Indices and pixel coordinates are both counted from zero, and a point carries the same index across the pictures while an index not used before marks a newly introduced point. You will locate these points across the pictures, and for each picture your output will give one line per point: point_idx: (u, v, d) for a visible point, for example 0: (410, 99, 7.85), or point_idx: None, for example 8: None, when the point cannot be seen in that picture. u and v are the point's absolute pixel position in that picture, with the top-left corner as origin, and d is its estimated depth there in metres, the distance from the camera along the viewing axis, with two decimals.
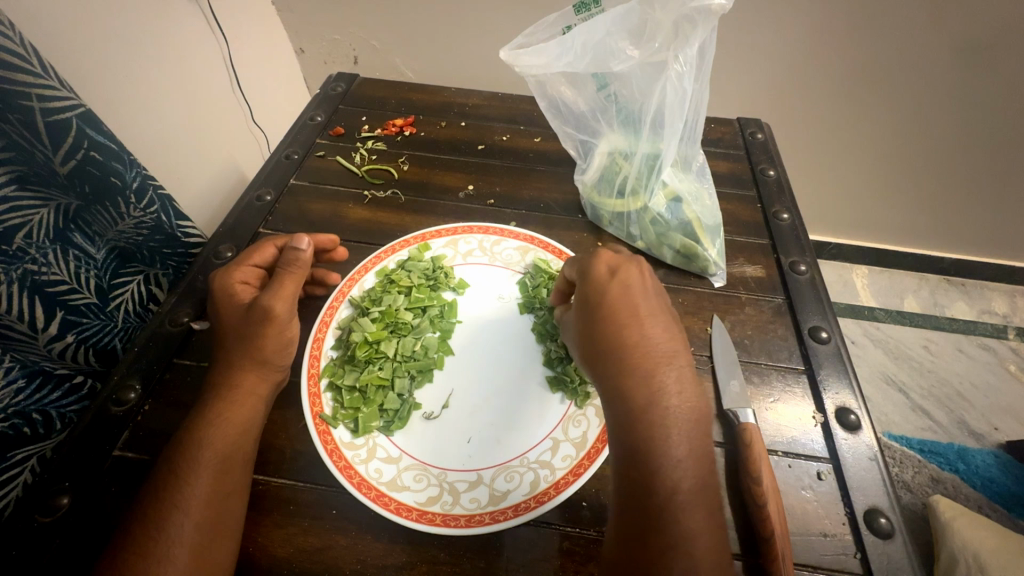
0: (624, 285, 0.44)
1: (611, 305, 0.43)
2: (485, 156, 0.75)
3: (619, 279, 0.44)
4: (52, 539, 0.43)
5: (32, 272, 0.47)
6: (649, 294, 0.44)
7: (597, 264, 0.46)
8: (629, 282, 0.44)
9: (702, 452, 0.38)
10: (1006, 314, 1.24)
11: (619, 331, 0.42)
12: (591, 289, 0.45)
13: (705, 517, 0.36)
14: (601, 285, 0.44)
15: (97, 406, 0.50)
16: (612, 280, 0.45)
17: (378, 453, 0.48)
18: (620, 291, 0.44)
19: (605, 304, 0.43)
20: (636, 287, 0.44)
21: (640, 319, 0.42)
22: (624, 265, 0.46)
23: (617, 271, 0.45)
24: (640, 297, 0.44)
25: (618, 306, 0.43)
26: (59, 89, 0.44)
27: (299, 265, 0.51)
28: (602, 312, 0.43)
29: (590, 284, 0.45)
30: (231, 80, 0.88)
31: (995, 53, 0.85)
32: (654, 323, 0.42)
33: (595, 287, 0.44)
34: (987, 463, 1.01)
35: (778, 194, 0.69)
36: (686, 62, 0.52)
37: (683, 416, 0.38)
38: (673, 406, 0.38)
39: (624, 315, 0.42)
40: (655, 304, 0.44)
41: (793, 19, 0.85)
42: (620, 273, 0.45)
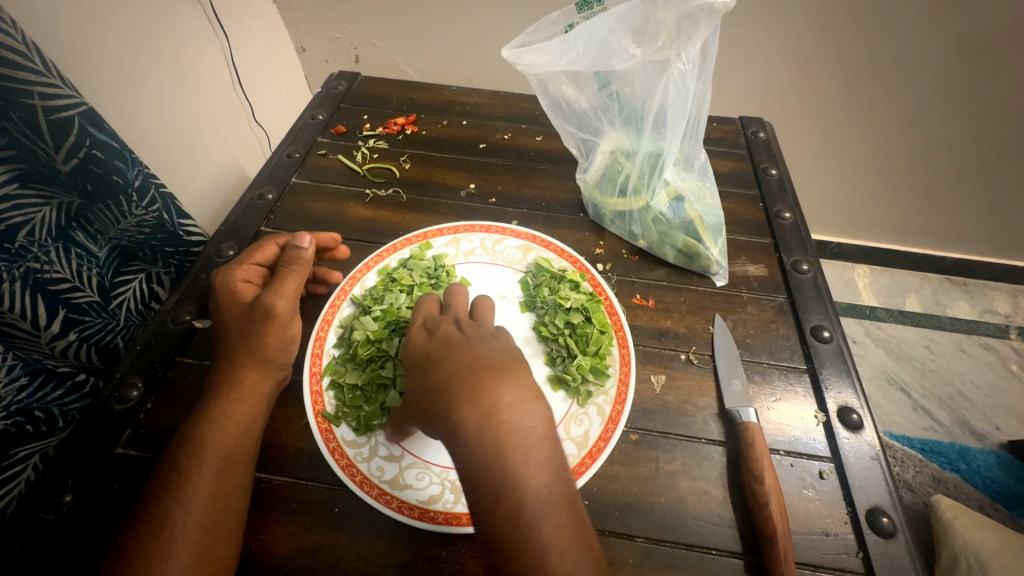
0: (444, 336, 0.42)
1: (435, 346, 0.41)
2: (486, 154, 0.75)
3: (438, 333, 0.43)
4: (55, 536, 0.43)
5: (35, 270, 0.47)
6: (472, 328, 0.43)
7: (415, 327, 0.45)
8: (448, 332, 0.43)
9: (548, 459, 0.35)
10: (1008, 314, 1.24)
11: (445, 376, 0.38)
12: (417, 351, 0.43)
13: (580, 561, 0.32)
14: (420, 341, 0.43)
15: (100, 404, 0.50)
16: (432, 335, 0.43)
17: (380, 452, 0.47)
18: (442, 340, 0.42)
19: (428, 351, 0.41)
20: (456, 330, 0.43)
21: (466, 356, 0.39)
22: (442, 321, 0.45)
23: (434, 327, 0.44)
24: (461, 340, 0.41)
25: (445, 352, 0.40)
26: (61, 87, 0.44)
27: (301, 263, 0.51)
28: (428, 363, 0.41)
29: (413, 346, 0.43)
30: (232, 78, 0.88)
31: (997, 53, 0.84)
32: (476, 347, 0.40)
33: (419, 347, 0.43)
34: (989, 463, 1.00)
35: (780, 193, 0.69)
36: (689, 61, 0.52)
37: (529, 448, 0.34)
38: (508, 420, 0.35)
39: (446, 350, 0.40)
40: (482, 336, 0.42)
41: (795, 18, 0.85)
42: (438, 327, 0.44)
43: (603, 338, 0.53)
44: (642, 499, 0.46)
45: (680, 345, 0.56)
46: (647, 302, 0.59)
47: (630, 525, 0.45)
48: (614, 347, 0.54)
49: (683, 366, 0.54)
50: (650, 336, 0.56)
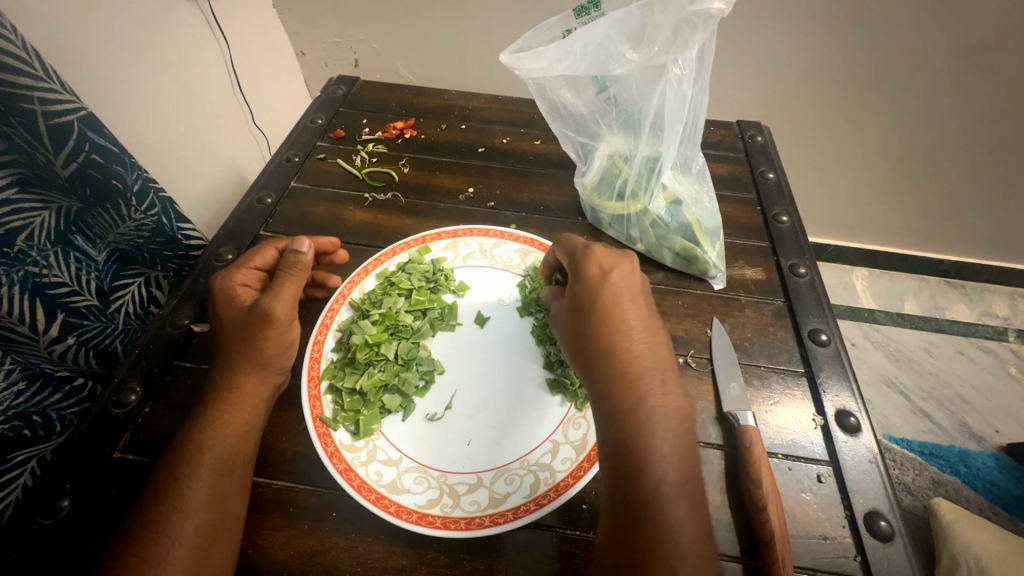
0: (615, 287, 0.47)
1: (607, 309, 0.46)
2: (485, 158, 0.75)
3: (612, 280, 0.47)
4: (51, 541, 0.43)
5: (34, 274, 0.47)
6: (637, 291, 0.48)
7: (588, 266, 0.48)
8: (620, 284, 0.47)
9: (685, 451, 0.41)
10: (1006, 317, 1.24)
11: (610, 335, 0.45)
12: (585, 291, 0.47)
13: (693, 507, 0.39)
14: (594, 294, 0.46)
15: (97, 408, 0.50)
16: (604, 280, 0.47)
17: (378, 456, 0.48)
18: (612, 291, 0.46)
19: (598, 312, 0.46)
20: (626, 287, 0.47)
21: (630, 318, 0.46)
22: (619, 269, 0.48)
23: (608, 271, 0.48)
24: (632, 300, 0.47)
25: (611, 307, 0.46)
26: (61, 92, 0.45)
27: (300, 267, 0.51)
28: (598, 323, 0.45)
29: (584, 284, 0.47)
30: (232, 82, 0.88)
31: (994, 56, 0.85)
32: (641, 330, 0.45)
33: (588, 287, 0.47)
34: (988, 466, 1.01)
35: (778, 196, 0.69)
36: (685, 65, 0.52)
37: (669, 413, 0.42)
38: (656, 406, 0.42)
39: (616, 322, 0.45)
40: (644, 311, 0.47)
41: (793, 23, 0.86)
42: (613, 273, 0.48)
43: None
44: None
45: (678, 349, 0.56)
46: None
47: None
48: None
49: (681, 369, 0.54)
50: None
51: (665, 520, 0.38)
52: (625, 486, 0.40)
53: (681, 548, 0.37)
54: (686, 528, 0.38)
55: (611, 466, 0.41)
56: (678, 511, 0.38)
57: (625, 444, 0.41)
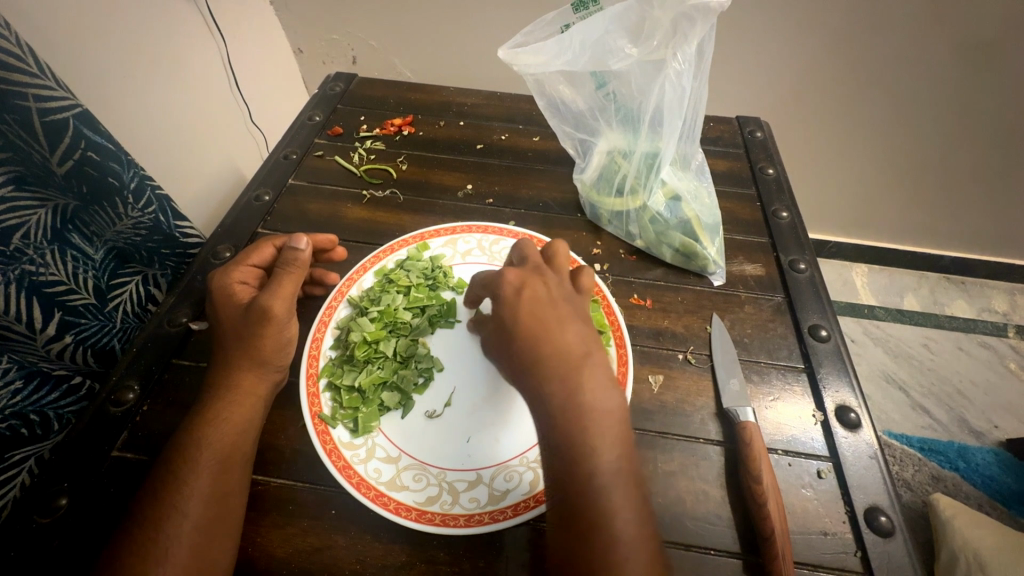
0: (535, 300, 0.45)
1: (528, 318, 0.44)
2: (483, 155, 0.75)
3: (530, 293, 0.45)
4: (51, 540, 0.43)
5: (31, 272, 0.47)
6: (559, 296, 0.46)
7: (507, 281, 0.46)
8: (539, 295, 0.45)
9: (624, 445, 0.40)
10: (1006, 313, 1.24)
11: (535, 347, 0.43)
12: (506, 307, 0.45)
13: (636, 507, 0.38)
14: (514, 305, 0.45)
15: (96, 406, 0.50)
16: (523, 295, 0.45)
17: (377, 453, 0.47)
18: (532, 303, 0.45)
19: (522, 321, 0.44)
20: (545, 296, 0.45)
21: (557, 326, 0.44)
22: (530, 277, 0.47)
23: (525, 284, 0.46)
24: (552, 308, 0.45)
25: (534, 317, 0.44)
26: (57, 89, 0.44)
27: (298, 265, 0.51)
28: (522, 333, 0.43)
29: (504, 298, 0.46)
30: (229, 80, 0.88)
31: (992, 52, 0.85)
32: (567, 332, 0.44)
33: (509, 301, 0.45)
34: (987, 461, 1.01)
35: (778, 192, 0.69)
36: (685, 61, 0.52)
37: (603, 416, 0.40)
38: (593, 406, 0.40)
39: (541, 329, 0.43)
40: (567, 311, 0.45)
41: (792, 18, 0.85)
42: (530, 285, 0.46)
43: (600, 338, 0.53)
44: None
45: (677, 345, 0.56)
46: (644, 301, 0.59)
47: None
48: (611, 347, 0.53)
49: (681, 365, 0.54)
50: (649, 336, 0.56)
51: (610, 520, 0.37)
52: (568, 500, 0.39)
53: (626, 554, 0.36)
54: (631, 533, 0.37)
55: (554, 475, 0.40)
56: (621, 511, 0.37)
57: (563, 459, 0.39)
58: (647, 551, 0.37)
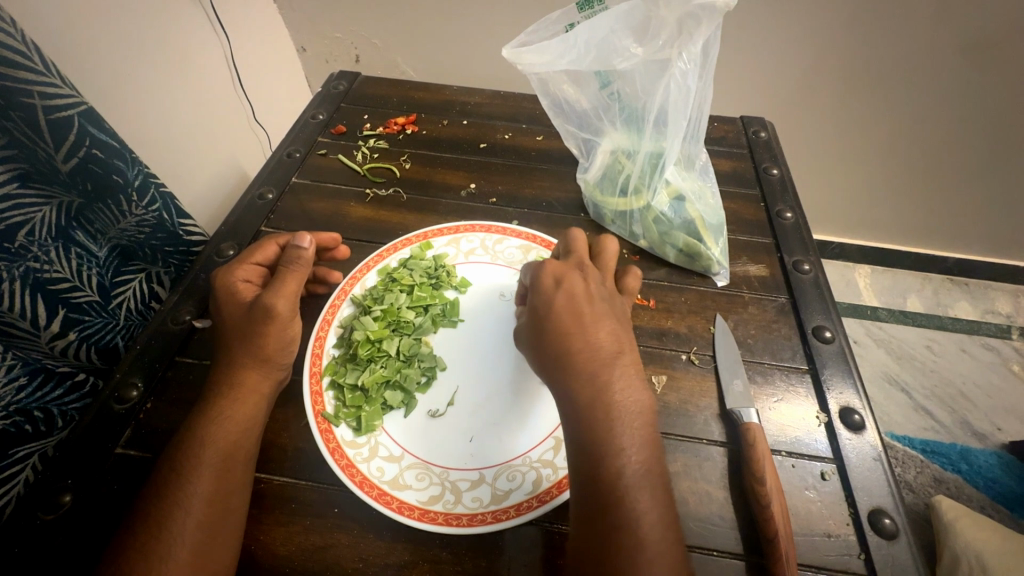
0: (571, 294, 0.45)
1: (561, 312, 0.44)
2: (486, 154, 0.75)
3: (565, 287, 0.46)
4: (54, 537, 0.43)
5: (35, 270, 0.47)
6: (592, 293, 0.46)
7: (543, 274, 0.47)
8: (575, 290, 0.46)
9: (648, 443, 0.40)
10: (1009, 315, 1.23)
11: (569, 341, 0.43)
12: (540, 299, 0.46)
13: (658, 500, 0.38)
14: (548, 298, 0.45)
15: (99, 403, 0.50)
16: (557, 288, 0.46)
17: (380, 452, 0.47)
18: (566, 297, 0.45)
19: (555, 315, 0.44)
20: (580, 292, 0.46)
21: (589, 321, 0.44)
22: (568, 273, 0.47)
23: (562, 280, 0.46)
24: (587, 305, 0.45)
25: (568, 311, 0.44)
26: (62, 87, 0.44)
27: (301, 263, 0.51)
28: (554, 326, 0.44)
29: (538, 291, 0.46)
30: (233, 78, 0.88)
31: (998, 52, 0.84)
32: (599, 329, 0.44)
33: (544, 295, 0.46)
34: (990, 464, 1.00)
35: (782, 193, 0.69)
36: (690, 60, 0.52)
37: (630, 411, 0.41)
38: (620, 403, 0.41)
39: (573, 324, 0.44)
40: (602, 310, 0.46)
41: (797, 18, 0.85)
42: (566, 281, 0.46)
43: None
44: None
45: (680, 346, 0.55)
46: (647, 302, 0.59)
47: None
48: None
49: (683, 366, 0.54)
50: (651, 336, 0.56)
51: (629, 514, 0.37)
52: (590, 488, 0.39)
53: (647, 544, 0.36)
54: (653, 523, 0.37)
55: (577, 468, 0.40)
56: (641, 505, 0.37)
57: (589, 447, 0.40)
58: (664, 548, 0.36)
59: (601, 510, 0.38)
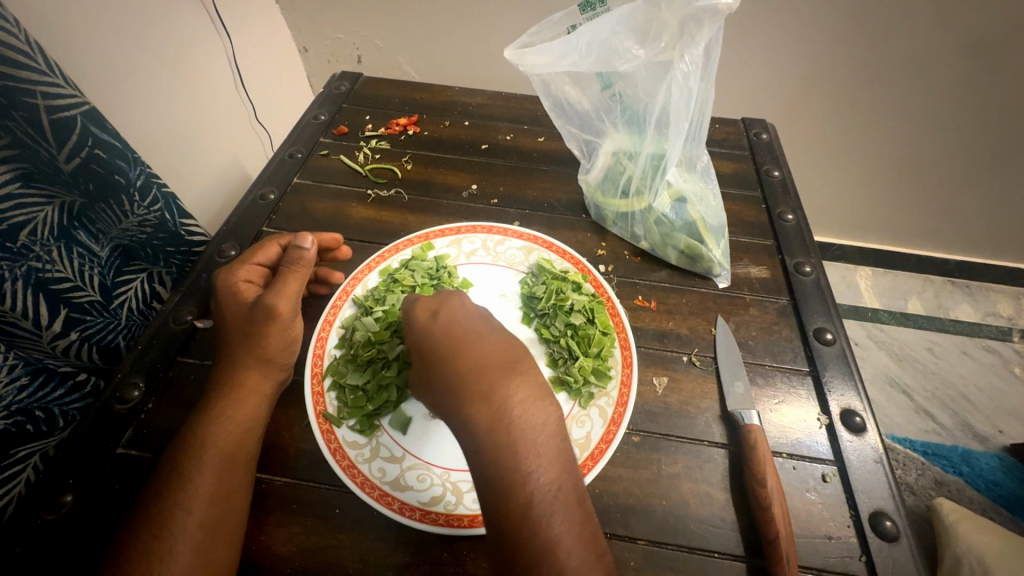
0: (448, 321, 0.43)
1: (439, 338, 0.42)
2: (488, 155, 0.75)
3: (441, 316, 0.44)
4: (55, 536, 0.43)
5: (37, 269, 0.47)
6: (473, 315, 0.45)
7: (417, 310, 0.45)
8: (452, 316, 0.44)
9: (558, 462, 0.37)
10: (1010, 317, 1.23)
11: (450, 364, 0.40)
12: (419, 332, 0.43)
13: (579, 523, 0.35)
14: (427, 328, 0.43)
15: (101, 403, 0.50)
16: (435, 320, 0.44)
17: (381, 453, 0.47)
18: (445, 324, 0.43)
19: (436, 343, 0.42)
20: (458, 317, 0.44)
21: (475, 346, 0.41)
22: (444, 301, 0.46)
23: (438, 309, 0.45)
24: (465, 326, 0.43)
25: (445, 336, 0.42)
26: (64, 87, 0.44)
27: (303, 264, 0.51)
28: (435, 354, 0.41)
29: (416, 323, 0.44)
30: (235, 78, 0.88)
31: (1000, 54, 0.84)
32: (481, 346, 0.41)
33: (421, 328, 0.43)
34: (991, 466, 1.00)
35: (783, 195, 0.69)
36: (692, 61, 0.52)
37: (529, 429, 0.37)
38: (517, 422, 0.37)
39: (453, 348, 0.41)
40: (482, 326, 0.44)
41: (799, 20, 0.85)
42: (442, 310, 0.45)
43: (605, 340, 0.53)
44: (644, 502, 0.46)
45: (681, 347, 0.55)
46: (649, 303, 0.59)
47: (631, 528, 0.45)
48: (615, 348, 0.54)
49: (685, 368, 0.54)
50: (653, 338, 0.56)
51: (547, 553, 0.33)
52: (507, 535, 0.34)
53: None
54: (577, 556, 0.33)
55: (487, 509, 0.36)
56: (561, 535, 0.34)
57: (493, 483, 0.35)
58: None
59: (521, 552, 0.34)
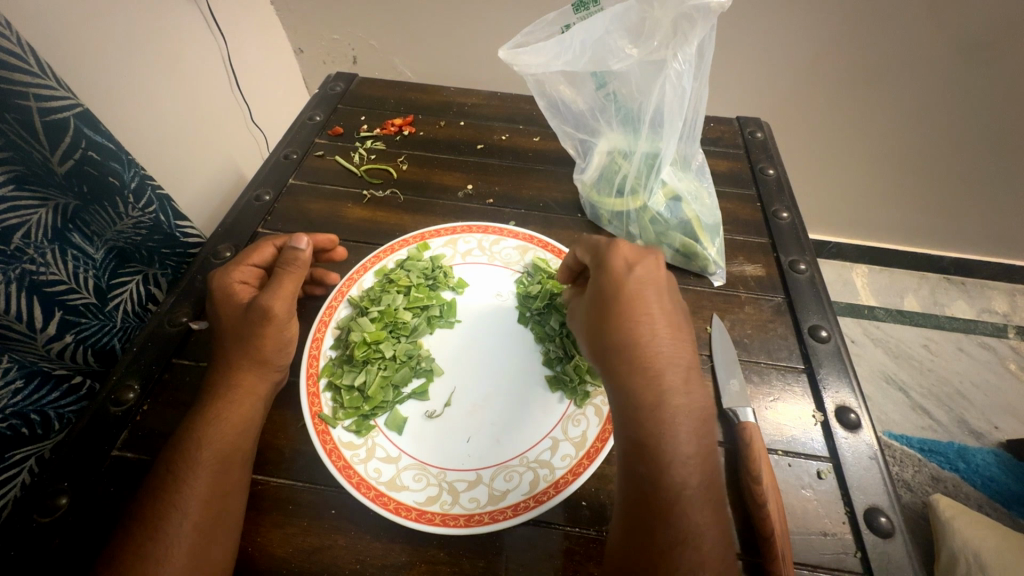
0: (641, 283, 0.45)
1: (626, 299, 0.44)
2: (484, 155, 0.75)
3: (640, 270, 0.46)
4: (51, 539, 0.43)
5: (31, 272, 0.47)
6: (664, 288, 0.46)
7: (615, 257, 0.47)
8: (645, 277, 0.45)
9: (708, 450, 0.39)
10: (1006, 314, 1.24)
11: (631, 328, 0.43)
12: (610, 284, 0.45)
13: (710, 510, 0.37)
14: (618, 280, 0.45)
15: (96, 406, 0.50)
16: (632, 271, 0.45)
17: (377, 453, 0.47)
18: (635, 286, 0.45)
19: (620, 301, 0.44)
20: (652, 283, 0.45)
21: (654, 312, 0.44)
22: (642, 263, 0.46)
23: (635, 266, 0.46)
24: (655, 294, 0.45)
25: (634, 297, 0.44)
26: (57, 88, 0.44)
27: (299, 265, 0.50)
28: (618, 315, 0.43)
29: (606, 276, 0.46)
30: (229, 79, 0.88)
31: (993, 53, 0.85)
32: (663, 322, 0.43)
33: (611, 281, 0.45)
34: (987, 462, 1.01)
35: (778, 193, 0.69)
36: (685, 60, 0.52)
37: (689, 413, 0.39)
38: (680, 403, 0.40)
39: (637, 311, 0.43)
40: (669, 305, 0.45)
41: (793, 19, 0.85)
42: (638, 268, 0.46)
43: None
44: None
45: None
46: None
47: None
48: None
49: None
50: None
51: (687, 527, 0.36)
52: (642, 480, 0.38)
53: (701, 564, 0.35)
54: (708, 539, 0.36)
55: (631, 470, 0.39)
56: (700, 521, 0.36)
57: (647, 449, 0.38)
58: (719, 566, 0.36)
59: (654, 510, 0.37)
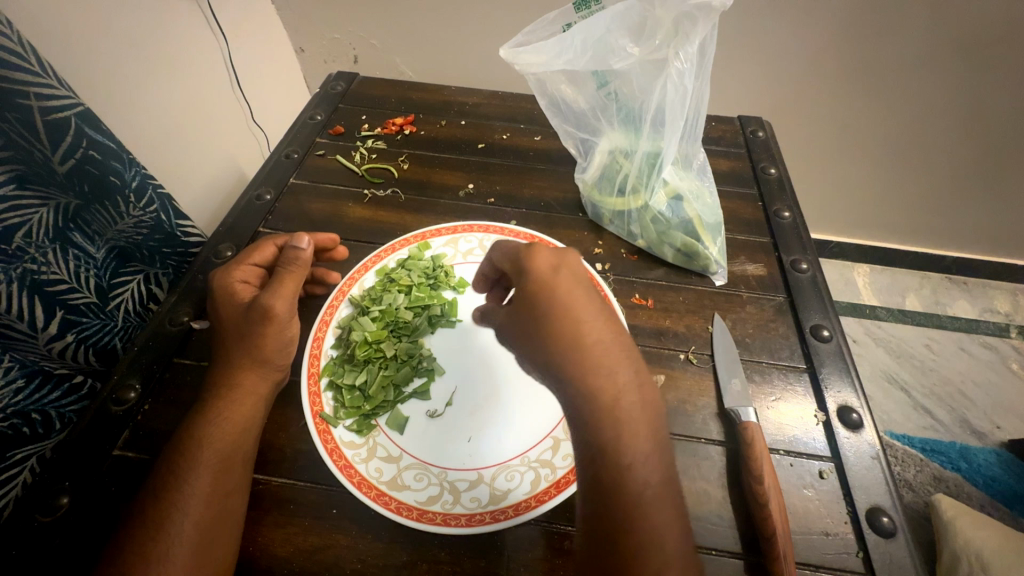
0: (567, 287, 0.41)
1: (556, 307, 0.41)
2: (485, 155, 0.75)
3: (564, 273, 0.42)
4: (52, 538, 0.43)
5: (32, 271, 0.47)
6: (588, 286, 0.43)
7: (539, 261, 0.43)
8: (570, 279, 0.42)
9: (660, 459, 0.37)
10: (1008, 313, 1.23)
11: (566, 338, 0.40)
12: (535, 290, 0.42)
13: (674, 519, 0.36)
14: (544, 285, 0.42)
15: (97, 405, 0.50)
16: (557, 273, 0.42)
17: (378, 453, 0.47)
18: (562, 292, 0.41)
19: (552, 309, 0.41)
20: (578, 283, 0.42)
21: (587, 317, 0.41)
22: (565, 262, 0.43)
23: (559, 268, 0.43)
24: (583, 296, 0.42)
25: (563, 304, 0.41)
26: (58, 88, 0.44)
27: (299, 264, 0.50)
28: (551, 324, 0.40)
29: (532, 281, 0.42)
30: (230, 78, 0.88)
31: (996, 51, 0.84)
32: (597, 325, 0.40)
33: (538, 285, 0.42)
34: (989, 462, 1.00)
35: (780, 193, 0.69)
36: (687, 59, 0.52)
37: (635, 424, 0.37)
38: (627, 414, 0.37)
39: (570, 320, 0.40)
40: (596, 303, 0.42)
41: (794, 18, 0.85)
42: (562, 269, 0.43)
43: None
44: None
45: (678, 345, 0.55)
46: (646, 301, 0.59)
47: None
48: None
49: (682, 365, 0.54)
50: (651, 337, 0.56)
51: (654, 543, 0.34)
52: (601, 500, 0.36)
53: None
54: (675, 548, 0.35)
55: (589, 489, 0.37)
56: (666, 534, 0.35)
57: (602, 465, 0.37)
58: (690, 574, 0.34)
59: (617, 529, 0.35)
